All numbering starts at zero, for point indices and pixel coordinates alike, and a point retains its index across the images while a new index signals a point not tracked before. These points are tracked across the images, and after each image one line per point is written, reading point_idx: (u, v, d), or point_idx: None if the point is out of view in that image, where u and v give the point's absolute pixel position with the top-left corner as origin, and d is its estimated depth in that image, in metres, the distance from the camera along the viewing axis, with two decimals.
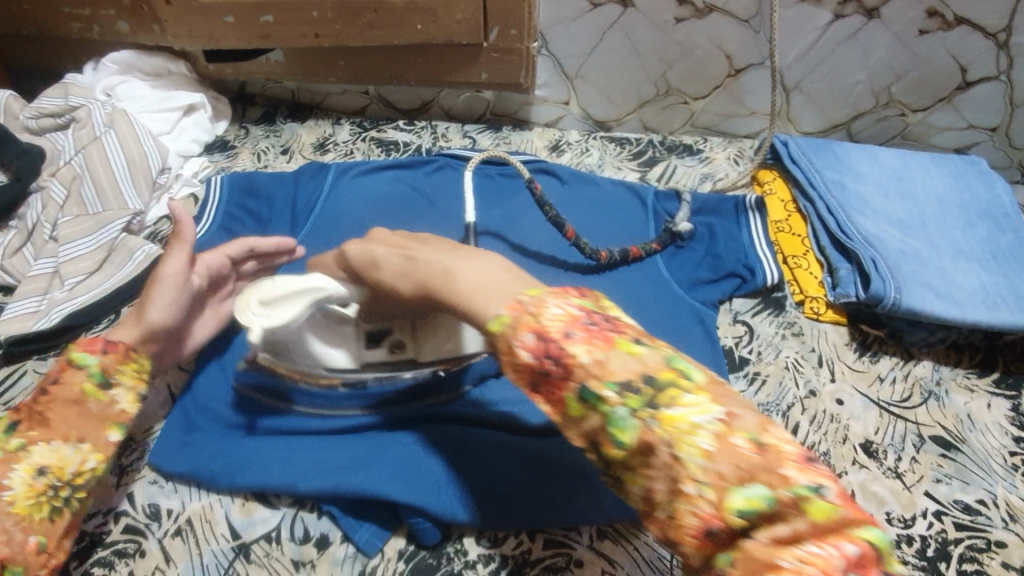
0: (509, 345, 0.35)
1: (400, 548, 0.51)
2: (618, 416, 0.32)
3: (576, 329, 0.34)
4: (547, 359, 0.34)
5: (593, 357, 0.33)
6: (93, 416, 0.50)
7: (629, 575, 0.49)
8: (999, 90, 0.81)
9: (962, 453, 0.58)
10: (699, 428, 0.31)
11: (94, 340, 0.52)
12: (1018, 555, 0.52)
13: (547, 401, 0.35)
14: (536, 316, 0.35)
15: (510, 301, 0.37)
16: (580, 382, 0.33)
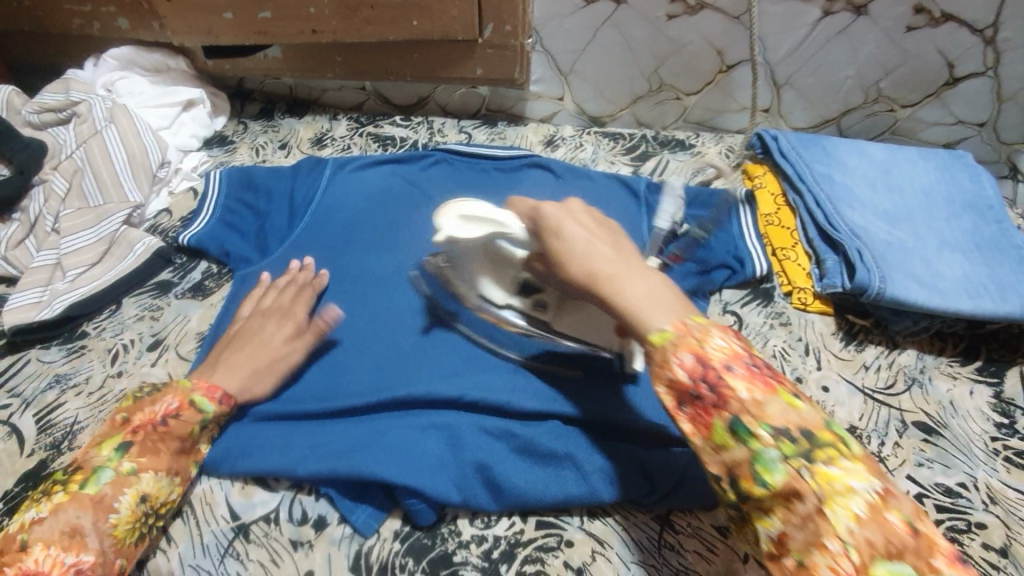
0: (666, 359, 0.42)
1: (395, 529, 0.52)
2: (769, 456, 0.38)
3: (738, 365, 0.41)
4: (704, 382, 0.40)
5: (753, 395, 0.40)
6: (187, 454, 0.53)
7: (619, 555, 0.50)
8: (986, 85, 0.82)
9: (944, 438, 0.59)
10: (852, 493, 0.36)
11: (215, 386, 0.56)
12: (999, 536, 0.53)
13: (691, 420, 0.41)
14: (698, 341, 0.42)
15: (676, 319, 0.44)
16: (733, 412, 0.39)
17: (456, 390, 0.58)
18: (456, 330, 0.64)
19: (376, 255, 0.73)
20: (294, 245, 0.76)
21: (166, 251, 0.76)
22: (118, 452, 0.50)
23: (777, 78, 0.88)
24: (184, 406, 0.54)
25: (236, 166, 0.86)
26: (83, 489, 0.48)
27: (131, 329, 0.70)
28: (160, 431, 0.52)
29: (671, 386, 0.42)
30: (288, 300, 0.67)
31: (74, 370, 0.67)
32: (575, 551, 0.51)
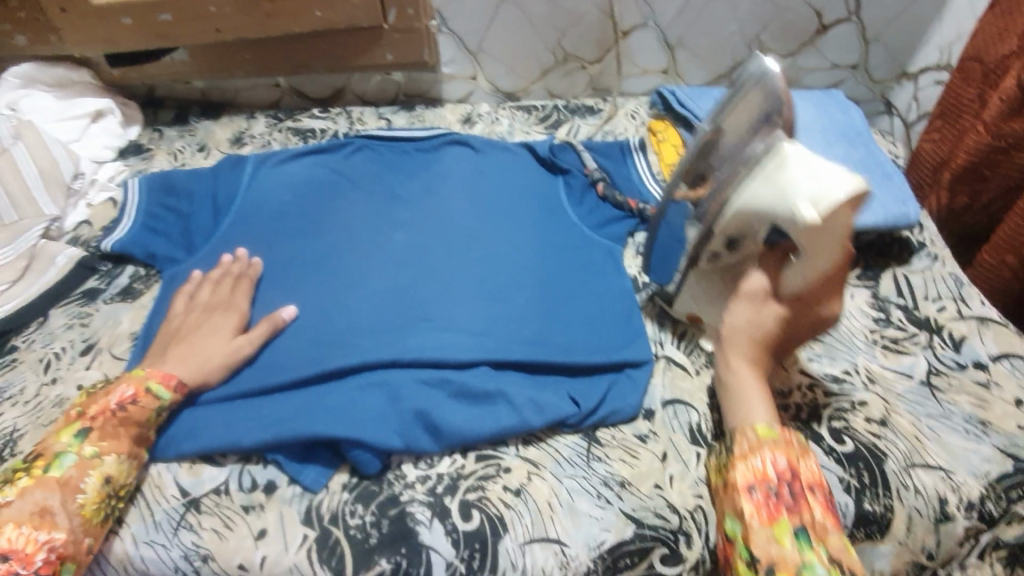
0: (763, 452, 0.50)
1: (343, 482, 0.56)
2: (818, 569, 0.44)
3: (819, 492, 0.49)
4: (790, 487, 0.48)
5: (823, 519, 0.48)
6: (142, 438, 0.56)
7: (552, 472, 0.56)
8: (852, 29, 0.92)
9: (830, 335, 0.67)
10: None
11: (170, 374, 0.58)
12: (878, 409, 0.61)
13: (759, 505, 0.48)
14: (796, 456, 0.50)
15: (781, 428, 0.52)
16: (803, 524, 0.47)
17: (390, 351, 0.61)
18: (388, 296, 0.67)
19: (305, 238, 0.75)
20: (221, 240, 0.76)
21: (88, 261, 0.76)
22: (79, 436, 0.53)
23: (669, 40, 0.95)
24: (140, 393, 0.56)
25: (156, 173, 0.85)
26: (47, 472, 0.51)
27: (62, 338, 0.70)
28: (120, 416, 0.55)
29: (750, 470, 0.50)
30: (224, 289, 0.68)
31: (7, 384, 0.66)
32: (512, 475, 0.56)
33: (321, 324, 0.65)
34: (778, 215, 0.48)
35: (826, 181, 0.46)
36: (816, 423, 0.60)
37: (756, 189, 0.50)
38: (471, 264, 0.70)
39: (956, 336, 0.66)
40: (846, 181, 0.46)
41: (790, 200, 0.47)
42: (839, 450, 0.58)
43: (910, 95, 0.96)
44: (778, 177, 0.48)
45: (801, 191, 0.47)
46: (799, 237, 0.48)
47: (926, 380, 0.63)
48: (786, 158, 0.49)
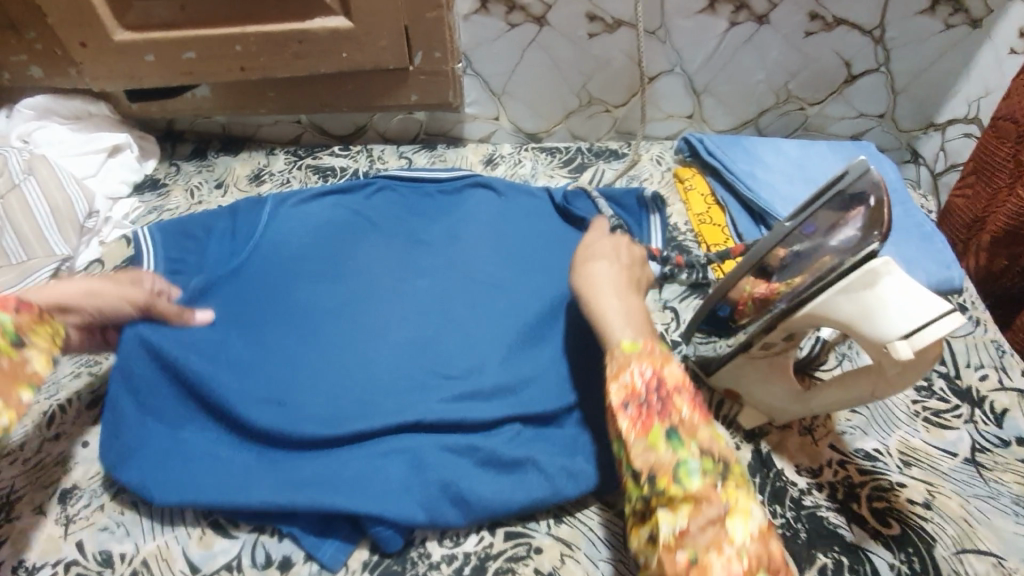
0: (627, 366, 0.51)
1: (364, 559, 0.54)
2: (690, 462, 0.46)
3: (685, 393, 0.50)
4: (657, 394, 0.49)
5: (690, 416, 0.49)
6: (5, 374, 0.46)
7: (587, 554, 0.53)
8: (881, 80, 0.89)
9: (866, 408, 0.64)
10: (749, 515, 0.44)
11: (3, 297, 0.49)
12: (919, 491, 0.57)
13: (632, 420, 0.49)
14: (659, 362, 0.51)
15: (646, 337, 0.54)
16: (673, 425, 0.48)
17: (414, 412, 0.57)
18: (411, 349, 0.64)
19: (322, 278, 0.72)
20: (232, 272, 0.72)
21: None
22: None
23: (695, 86, 0.93)
24: None
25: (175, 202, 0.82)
26: None
27: (68, 388, 0.66)
28: None
29: (624, 387, 0.50)
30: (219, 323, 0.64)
31: None
32: (544, 557, 0.53)
33: (338, 380, 0.61)
34: (864, 333, 0.46)
35: (921, 313, 0.44)
36: (854, 503, 0.57)
37: (839, 302, 0.47)
38: (499, 316, 0.68)
39: (998, 409, 0.63)
40: (945, 314, 0.43)
41: (883, 329, 0.45)
42: (886, 533, 0.55)
43: (938, 145, 0.94)
44: (866, 296, 0.46)
45: (894, 324, 0.45)
46: (885, 361, 0.46)
47: (971, 458, 0.60)
48: (878, 274, 0.46)
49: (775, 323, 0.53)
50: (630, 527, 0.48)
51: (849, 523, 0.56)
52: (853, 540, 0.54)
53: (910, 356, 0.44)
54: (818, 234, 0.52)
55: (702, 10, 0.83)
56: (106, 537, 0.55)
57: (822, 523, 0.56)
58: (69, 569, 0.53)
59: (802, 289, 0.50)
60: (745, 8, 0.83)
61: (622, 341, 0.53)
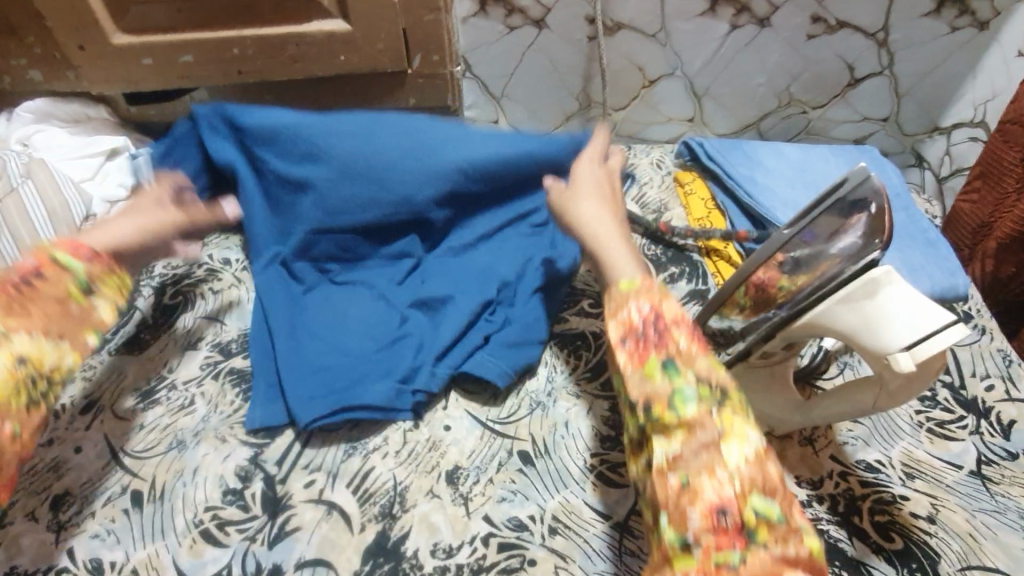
0: (626, 304, 0.47)
1: (355, 569, 0.52)
2: (686, 391, 0.43)
3: (684, 327, 0.46)
4: (653, 328, 0.46)
5: (687, 347, 0.45)
6: (74, 319, 0.55)
7: (582, 567, 0.52)
8: (884, 83, 0.88)
9: (868, 418, 0.63)
10: (747, 440, 0.41)
11: (77, 244, 0.57)
12: (922, 505, 0.56)
13: (630, 354, 0.46)
14: (656, 297, 0.47)
15: (643, 274, 0.50)
16: (669, 356, 0.44)
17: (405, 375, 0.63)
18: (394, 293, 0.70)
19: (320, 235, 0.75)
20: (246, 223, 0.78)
21: None
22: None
23: (696, 89, 0.92)
24: (44, 263, 0.54)
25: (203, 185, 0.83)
26: None
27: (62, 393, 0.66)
28: (25, 290, 0.52)
29: (622, 324, 0.47)
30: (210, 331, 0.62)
31: None
32: (538, 569, 0.52)
33: (335, 329, 0.67)
34: (865, 344, 0.45)
35: (924, 325, 0.43)
36: (855, 516, 0.56)
37: (840, 312, 0.46)
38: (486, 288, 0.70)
39: (1004, 421, 0.62)
40: (948, 326, 0.42)
41: (884, 340, 0.44)
42: (888, 548, 0.54)
43: (943, 150, 0.93)
44: (867, 306, 0.45)
45: (896, 335, 0.43)
46: (886, 372, 0.45)
47: (976, 471, 0.59)
48: (879, 284, 0.44)
49: (774, 333, 0.52)
50: (629, 456, 0.47)
51: (851, 537, 0.54)
52: (855, 555, 0.53)
53: (912, 369, 0.43)
54: (818, 241, 0.50)
55: (703, 13, 0.82)
56: (96, 544, 0.55)
57: (823, 537, 0.54)
58: None
59: (800, 297, 0.49)
60: (747, 11, 0.82)
61: (620, 280, 0.50)
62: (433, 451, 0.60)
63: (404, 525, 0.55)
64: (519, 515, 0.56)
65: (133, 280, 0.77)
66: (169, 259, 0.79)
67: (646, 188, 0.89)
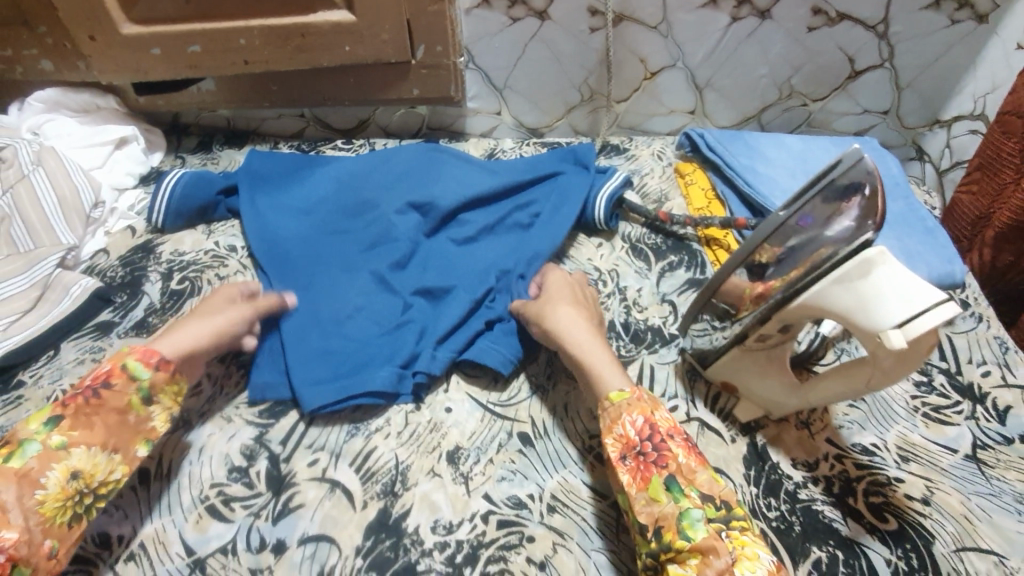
0: (622, 418, 0.53)
1: (356, 545, 0.53)
2: (693, 513, 0.47)
3: (677, 437, 0.52)
4: (651, 442, 0.51)
5: (686, 462, 0.50)
6: (130, 428, 0.53)
7: (579, 544, 0.53)
8: (885, 75, 0.88)
9: (864, 402, 0.63)
10: (758, 561, 0.45)
11: (151, 351, 0.55)
12: (917, 487, 0.57)
13: (632, 472, 0.50)
14: (650, 409, 0.53)
15: (631, 385, 0.55)
16: (671, 474, 0.49)
17: (406, 350, 0.64)
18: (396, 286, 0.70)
19: (334, 220, 0.78)
20: (262, 203, 0.80)
21: (104, 291, 0.74)
22: (48, 425, 0.51)
23: (697, 81, 0.93)
24: (115, 372, 0.53)
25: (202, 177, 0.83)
26: (7, 462, 0.49)
27: (71, 374, 0.67)
28: (93, 403, 0.52)
29: (619, 439, 0.52)
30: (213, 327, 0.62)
31: (10, 423, 0.63)
32: (537, 545, 0.53)
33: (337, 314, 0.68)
34: (859, 323, 0.46)
35: (915, 303, 0.43)
36: (849, 497, 0.56)
37: (835, 292, 0.47)
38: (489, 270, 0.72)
39: (1000, 406, 0.63)
40: (940, 303, 0.43)
41: (877, 319, 0.45)
42: (882, 528, 0.54)
43: (943, 142, 0.93)
44: (860, 285, 0.46)
45: (889, 313, 0.44)
46: (879, 351, 0.46)
47: (972, 454, 0.60)
48: (873, 264, 0.45)
49: (770, 315, 0.53)
50: None
51: (845, 518, 0.55)
52: (849, 535, 0.54)
53: (904, 346, 0.44)
54: (816, 224, 0.51)
55: (704, 4, 0.83)
56: (104, 520, 0.56)
57: (818, 516, 0.55)
58: None
59: (796, 279, 0.50)
60: (748, 3, 0.82)
61: (610, 391, 0.55)
62: (434, 432, 0.61)
63: (405, 502, 0.56)
64: (518, 493, 0.56)
65: (140, 265, 0.79)
66: (175, 245, 0.81)
67: (647, 179, 0.90)
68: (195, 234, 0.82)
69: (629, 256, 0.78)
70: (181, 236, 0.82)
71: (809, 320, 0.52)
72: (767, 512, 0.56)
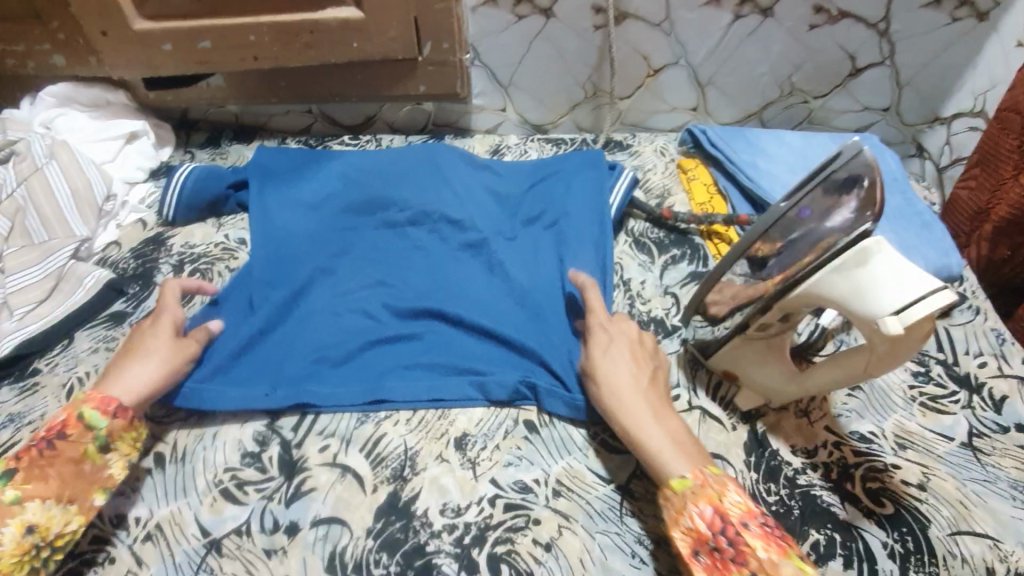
0: (686, 511, 0.49)
1: (367, 527, 0.55)
2: None
3: (753, 523, 0.47)
4: (723, 537, 0.47)
5: (768, 556, 0.46)
6: (86, 478, 0.53)
7: (585, 526, 0.54)
8: (884, 73, 0.90)
9: (863, 391, 0.65)
10: None
11: (109, 397, 0.56)
12: (913, 473, 0.58)
13: (709, 571, 0.47)
14: (717, 495, 0.49)
15: (693, 467, 0.51)
16: (752, 571, 0.45)
17: (415, 366, 0.65)
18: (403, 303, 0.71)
19: (339, 225, 0.79)
20: (270, 200, 0.81)
21: (117, 282, 0.75)
22: (2, 478, 0.51)
23: (699, 78, 0.94)
24: (70, 421, 0.54)
25: (210, 171, 0.84)
26: None
27: (86, 362, 0.69)
28: (47, 455, 0.52)
29: (688, 532, 0.49)
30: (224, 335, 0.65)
31: (27, 409, 0.65)
32: (543, 527, 0.54)
33: (341, 326, 0.69)
34: (857, 310, 0.47)
35: (910, 290, 0.45)
36: (848, 483, 0.58)
37: (833, 281, 0.48)
38: (495, 276, 0.74)
39: (996, 396, 0.64)
40: (935, 291, 0.45)
41: (874, 306, 0.46)
42: (879, 513, 0.56)
43: (943, 139, 0.94)
44: (858, 274, 0.47)
45: (885, 301, 0.46)
46: (876, 337, 0.48)
47: (967, 442, 0.61)
48: (869, 253, 0.47)
49: (771, 304, 0.54)
50: None
51: (843, 502, 0.57)
52: (846, 518, 0.55)
53: (900, 332, 0.45)
54: (814, 217, 0.52)
55: (707, 2, 0.85)
56: (121, 502, 0.57)
57: (817, 501, 0.57)
58: (86, 531, 0.55)
59: (797, 269, 0.51)
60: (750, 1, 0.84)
61: (672, 477, 0.51)
62: (442, 419, 0.62)
63: (414, 486, 0.57)
64: (524, 478, 0.58)
65: (152, 257, 0.80)
66: (186, 237, 0.82)
67: (650, 175, 0.92)
68: (205, 227, 0.83)
69: (632, 250, 0.80)
70: (191, 229, 0.84)
71: (808, 309, 0.54)
72: (767, 496, 0.57)
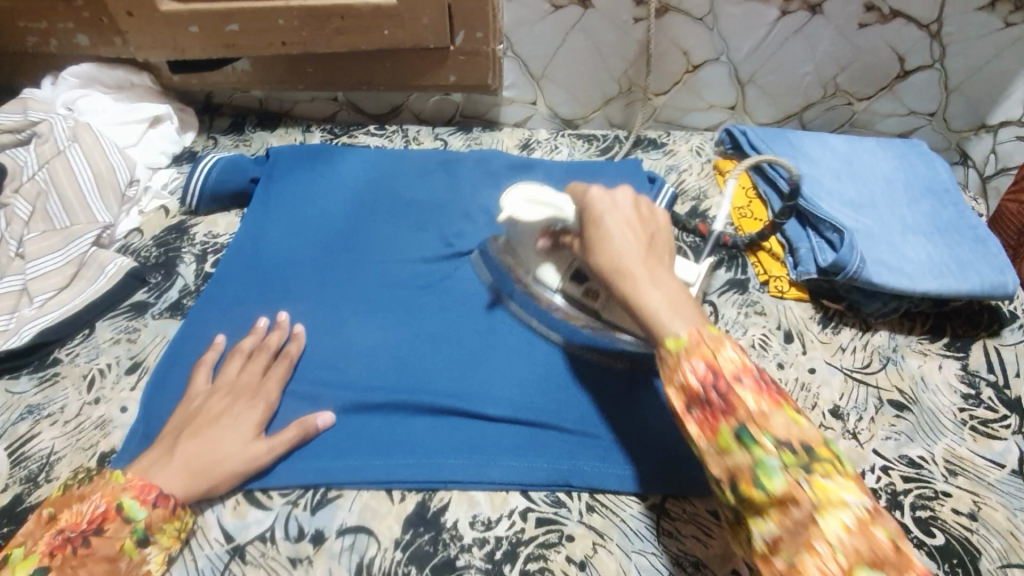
0: (677, 368, 0.45)
1: (396, 538, 0.53)
2: (771, 463, 0.41)
3: (746, 378, 0.44)
4: (711, 388, 0.44)
5: (755, 405, 0.43)
6: None
7: (620, 545, 0.53)
8: (934, 77, 0.85)
9: (912, 413, 0.62)
10: (845, 506, 0.39)
11: (149, 486, 0.51)
12: (964, 502, 0.56)
13: (699, 424, 0.44)
14: (711, 351, 0.45)
15: (691, 328, 0.46)
16: (742, 424, 0.42)
17: (439, 399, 0.61)
18: (428, 338, 0.67)
19: (364, 246, 0.75)
20: (275, 220, 0.78)
21: (139, 271, 0.73)
22: None
23: (741, 76, 0.90)
24: (110, 512, 0.49)
25: (232, 163, 0.83)
26: None
27: (107, 354, 0.67)
28: (80, 554, 0.47)
29: (681, 390, 0.45)
30: (255, 372, 0.62)
31: (47, 401, 0.64)
32: (577, 545, 0.53)
33: (363, 355, 0.65)
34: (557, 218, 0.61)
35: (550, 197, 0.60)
36: (896, 510, 0.55)
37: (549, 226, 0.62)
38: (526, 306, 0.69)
39: None
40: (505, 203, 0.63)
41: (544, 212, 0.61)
42: (930, 543, 0.53)
43: (989, 148, 0.89)
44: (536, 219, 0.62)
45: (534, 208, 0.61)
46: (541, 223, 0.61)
47: (1019, 470, 0.58)
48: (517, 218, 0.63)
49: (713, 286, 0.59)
50: None
51: None
52: None
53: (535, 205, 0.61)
54: None
55: None
56: None
57: None
58: None
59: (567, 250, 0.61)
60: None
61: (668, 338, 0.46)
62: (472, 429, 0.60)
63: (443, 497, 0.56)
64: (557, 492, 0.56)
65: (174, 245, 0.78)
66: (209, 226, 0.81)
67: (685, 176, 0.89)
68: (229, 217, 0.82)
69: None
70: (214, 218, 0.82)
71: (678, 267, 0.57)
72: None
